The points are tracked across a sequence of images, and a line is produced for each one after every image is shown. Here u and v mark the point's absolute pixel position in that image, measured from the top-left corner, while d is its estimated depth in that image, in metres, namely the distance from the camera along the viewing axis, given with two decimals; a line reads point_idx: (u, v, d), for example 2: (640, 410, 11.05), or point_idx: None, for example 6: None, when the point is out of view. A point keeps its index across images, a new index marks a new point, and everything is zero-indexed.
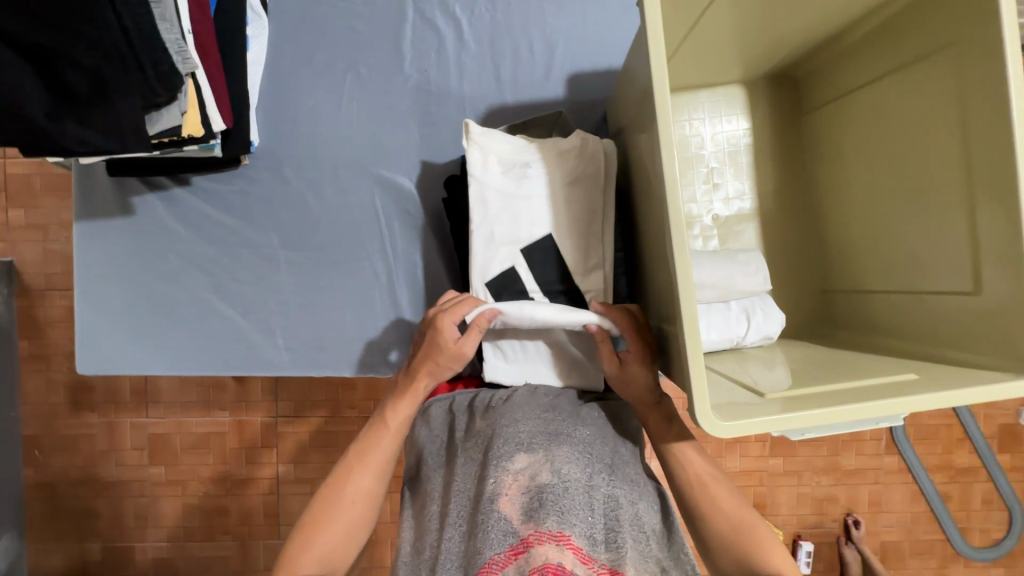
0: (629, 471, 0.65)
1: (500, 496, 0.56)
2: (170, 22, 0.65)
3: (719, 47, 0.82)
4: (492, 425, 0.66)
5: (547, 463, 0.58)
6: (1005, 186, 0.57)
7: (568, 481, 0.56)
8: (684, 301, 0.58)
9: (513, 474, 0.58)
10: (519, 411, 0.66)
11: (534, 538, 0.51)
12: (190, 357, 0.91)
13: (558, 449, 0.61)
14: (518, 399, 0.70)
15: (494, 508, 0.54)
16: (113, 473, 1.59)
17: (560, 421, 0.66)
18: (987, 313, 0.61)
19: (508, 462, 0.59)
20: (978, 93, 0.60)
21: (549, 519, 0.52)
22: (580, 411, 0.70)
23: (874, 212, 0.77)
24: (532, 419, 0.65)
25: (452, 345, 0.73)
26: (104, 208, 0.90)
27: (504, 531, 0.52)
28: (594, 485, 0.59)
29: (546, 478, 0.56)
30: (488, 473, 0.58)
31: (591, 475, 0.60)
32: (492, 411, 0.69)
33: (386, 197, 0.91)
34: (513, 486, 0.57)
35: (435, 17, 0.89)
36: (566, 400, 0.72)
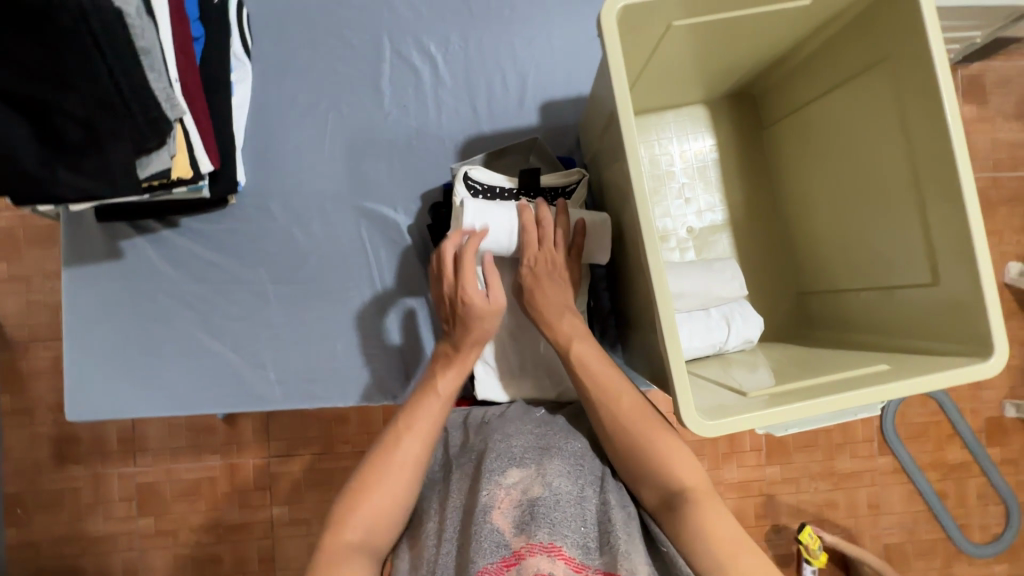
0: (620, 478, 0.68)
1: (493, 509, 0.58)
2: (159, 72, 0.67)
3: (680, 73, 0.87)
4: (485, 439, 0.67)
5: (539, 476, 0.60)
6: (951, 183, 0.62)
7: (559, 494, 0.59)
8: (662, 308, 0.61)
9: (505, 489, 0.60)
10: (512, 427, 0.67)
11: (525, 550, 0.54)
12: (183, 397, 0.91)
13: (550, 461, 0.63)
14: (511, 416, 0.71)
15: (486, 520, 0.57)
16: (100, 527, 1.55)
17: (552, 434, 0.67)
18: (949, 304, 0.65)
19: (501, 475, 0.61)
20: (916, 102, 0.65)
21: (540, 531, 0.55)
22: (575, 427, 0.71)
23: (836, 216, 0.82)
24: (526, 435, 0.66)
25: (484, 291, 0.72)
26: (92, 253, 0.91)
27: (496, 542, 0.55)
28: (584, 495, 0.61)
29: (537, 492, 0.59)
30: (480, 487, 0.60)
31: (583, 486, 0.62)
32: (485, 427, 0.70)
33: (372, 227, 0.93)
34: (506, 500, 0.59)
35: (411, 56, 0.94)
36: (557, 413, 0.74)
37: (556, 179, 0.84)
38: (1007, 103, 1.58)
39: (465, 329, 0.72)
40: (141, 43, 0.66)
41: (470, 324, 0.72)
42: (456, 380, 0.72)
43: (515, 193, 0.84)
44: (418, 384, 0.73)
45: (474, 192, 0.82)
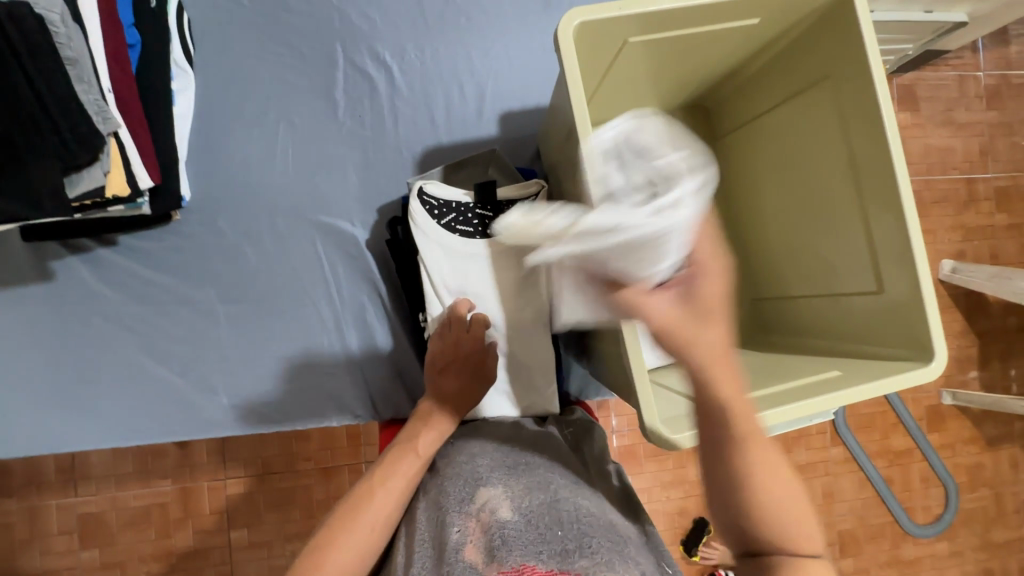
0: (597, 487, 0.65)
1: (465, 544, 0.56)
2: (88, 82, 0.63)
3: (635, 86, 0.88)
4: (450, 467, 0.68)
5: (505, 497, 0.60)
6: (891, 196, 0.65)
7: (529, 512, 0.57)
8: (624, 323, 0.61)
9: (474, 517, 0.58)
10: (476, 448, 0.70)
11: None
12: (125, 426, 0.86)
13: (516, 481, 0.63)
14: (473, 438, 0.74)
15: (457, 557, 0.54)
16: (38, 564, 1.44)
17: (517, 455, 0.69)
18: (893, 311, 0.68)
19: (467, 505, 0.60)
20: (858, 117, 0.68)
21: (511, 556, 0.52)
22: (540, 438, 0.74)
23: (788, 225, 0.85)
24: (490, 456, 0.68)
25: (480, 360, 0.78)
26: (18, 276, 0.84)
27: (467, 573, 0.52)
28: (557, 504, 0.59)
29: (505, 513, 0.57)
30: (450, 522, 0.59)
31: (555, 497, 0.60)
32: (453, 456, 0.71)
33: (328, 242, 0.90)
34: (475, 529, 0.57)
35: (365, 65, 0.91)
36: (524, 428, 0.77)
37: (513, 192, 0.84)
38: (937, 110, 1.69)
39: (451, 395, 0.76)
40: (67, 52, 0.61)
41: (457, 389, 0.76)
42: (436, 439, 0.71)
43: (472, 207, 0.82)
44: (395, 441, 0.72)
45: (429, 209, 0.81)
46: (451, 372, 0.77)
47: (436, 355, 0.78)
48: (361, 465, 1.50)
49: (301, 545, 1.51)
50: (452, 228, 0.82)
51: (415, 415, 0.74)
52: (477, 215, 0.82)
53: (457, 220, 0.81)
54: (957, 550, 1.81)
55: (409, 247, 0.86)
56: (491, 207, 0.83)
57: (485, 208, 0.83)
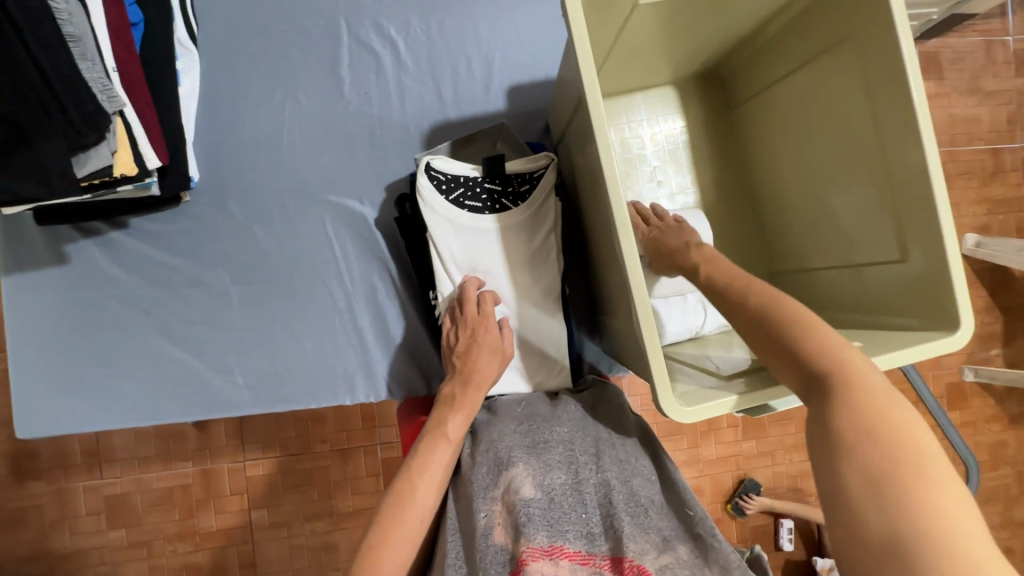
0: (618, 451, 0.65)
1: (493, 528, 0.57)
2: (91, 61, 0.62)
3: (647, 53, 0.85)
4: (474, 453, 0.67)
5: (529, 477, 0.59)
6: (916, 159, 0.62)
7: (552, 492, 0.58)
8: (636, 293, 0.60)
9: (499, 500, 0.59)
10: (496, 432, 0.67)
11: (526, 556, 0.52)
12: (144, 407, 0.87)
13: (539, 459, 0.62)
14: (493, 420, 0.71)
15: (486, 541, 0.56)
16: (68, 543, 1.48)
17: (538, 429, 0.66)
18: (917, 279, 0.65)
19: (492, 489, 0.61)
20: (881, 78, 0.65)
21: (538, 535, 0.53)
22: (558, 410, 0.71)
23: (808, 195, 0.82)
24: (511, 435, 0.66)
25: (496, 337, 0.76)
26: (34, 260, 0.84)
27: (501, 561, 0.54)
28: (581, 480, 0.60)
29: (528, 493, 0.58)
30: (476, 506, 0.60)
31: (577, 471, 0.61)
32: (474, 432, 0.70)
33: (337, 221, 0.90)
34: (501, 512, 0.58)
35: (370, 41, 0.90)
36: (542, 403, 0.74)
37: (523, 165, 0.82)
38: (962, 79, 1.62)
39: (470, 368, 0.73)
40: (68, 29, 0.60)
41: (475, 361, 0.74)
42: (465, 422, 0.69)
43: (480, 181, 0.81)
44: (424, 427, 0.69)
45: (437, 183, 0.80)
46: (469, 351, 0.75)
47: (450, 338, 0.78)
48: (376, 446, 1.52)
49: (320, 525, 1.54)
50: (461, 203, 0.80)
51: (437, 403, 0.72)
52: (486, 189, 0.81)
53: (465, 196, 0.80)
54: None
55: (418, 225, 0.85)
56: (500, 180, 0.81)
57: (494, 181, 0.81)
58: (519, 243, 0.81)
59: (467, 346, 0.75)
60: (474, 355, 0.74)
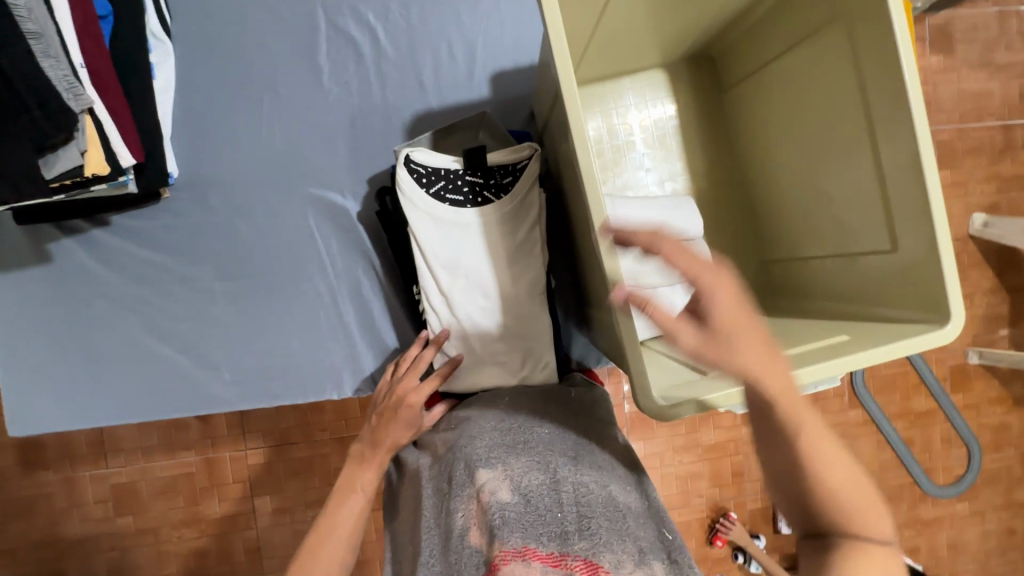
0: (596, 459, 0.65)
1: (469, 529, 0.56)
2: (55, 57, 0.61)
3: (633, 36, 0.82)
4: (453, 451, 0.66)
5: (505, 477, 0.59)
6: (907, 145, 0.60)
7: (528, 492, 0.57)
8: (614, 289, 0.59)
9: (475, 500, 0.58)
10: (474, 431, 0.67)
11: (499, 559, 0.50)
12: (135, 403, 0.88)
13: (516, 459, 0.62)
14: (474, 417, 0.71)
15: (462, 542, 0.55)
16: (78, 529, 1.52)
17: (517, 430, 0.67)
18: (908, 270, 0.64)
19: (469, 488, 0.60)
20: (871, 60, 0.62)
21: (512, 537, 0.51)
22: (541, 414, 0.71)
23: (800, 183, 0.79)
24: (489, 434, 0.66)
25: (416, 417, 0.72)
26: (18, 258, 0.84)
27: (476, 563, 0.52)
28: (558, 482, 0.59)
29: (504, 495, 0.56)
30: (453, 507, 0.59)
31: (555, 474, 0.60)
32: (453, 433, 0.71)
33: (320, 215, 0.89)
34: (477, 512, 0.57)
35: (349, 28, 0.87)
36: (525, 404, 0.74)
37: (506, 156, 0.80)
38: (973, 52, 1.56)
39: (382, 436, 0.72)
40: (28, 26, 0.58)
41: (387, 431, 0.72)
42: (377, 475, 0.71)
43: (462, 174, 0.79)
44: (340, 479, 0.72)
45: (418, 176, 0.79)
46: (384, 416, 0.73)
47: (380, 395, 0.77)
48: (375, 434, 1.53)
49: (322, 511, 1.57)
50: (442, 196, 0.79)
51: (348, 456, 0.74)
52: (468, 183, 0.79)
53: (447, 189, 0.78)
54: (978, 510, 1.79)
55: (400, 218, 0.83)
56: (482, 173, 0.79)
57: (476, 174, 0.79)
58: (503, 237, 0.79)
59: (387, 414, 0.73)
60: (389, 424, 0.72)
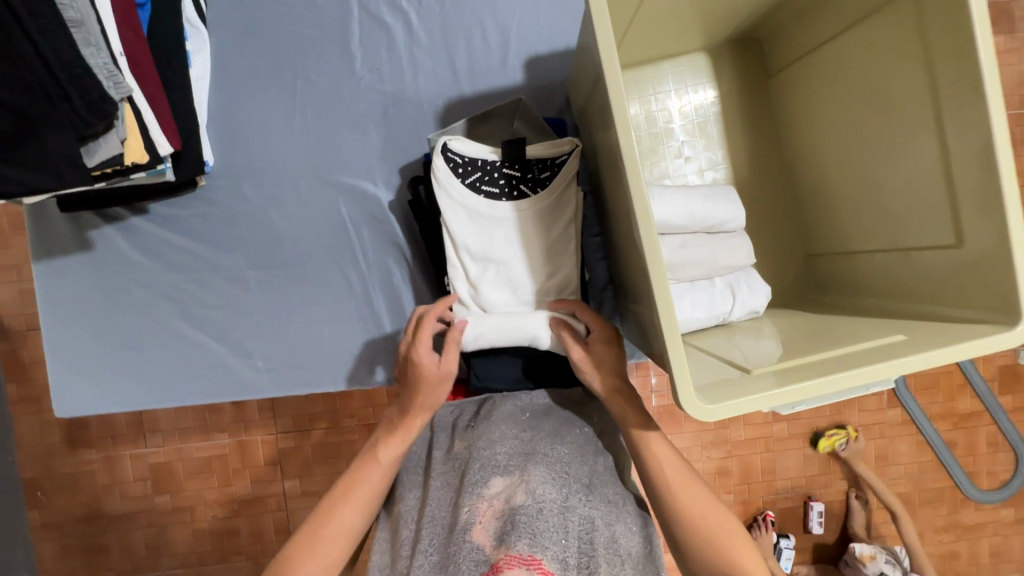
0: (608, 491, 0.64)
1: (474, 524, 0.55)
2: (96, 46, 0.61)
3: (676, 18, 0.79)
4: (470, 449, 0.65)
5: (522, 483, 0.57)
6: (980, 132, 0.55)
7: (543, 502, 0.55)
8: (657, 283, 0.56)
9: (488, 500, 0.57)
10: (496, 434, 0.65)
11: (504, 562, 0.49)
12: (171, 388, 0.89)
13: (535, 469, 0.59)
14: (495, 419, 0.69)
15: (467, 537, 0.53)
16: (119, 506, 1.58)
17: (538, 440, 0.65)
18: (976, 268, 0.59)
19: (483, 487, 0.58)
20: (941, 40, 0.57)
21: (521, 543, 0.50)
22: (562, 428, 0.69)
23: (852, 173, 0.75)
24: (510, 440, 0.64)
25: (436, 369, 0.70)
26: (61, 245, 0.86)
27: (476, 560, 0.51)
28: (570, 505, 0.58)
29: (520, 500, 0.55)
30: (463, 501, 0.58)
31: (568, 495, 0.59)
32: (471, 432, 0.69)
33: (351, 204, 0.88)
34: (488, 512, 0.56)
35: (381, 13, 0.86)
36: (544, 418, 0.71)
37: (544, 150, 0.79)
38: None
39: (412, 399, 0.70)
40: (70, 14, 0.58)
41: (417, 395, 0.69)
42: (402, 448, 0.68)
43: (498, 166, 0.78)
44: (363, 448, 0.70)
45: (453, 166, 0.77)
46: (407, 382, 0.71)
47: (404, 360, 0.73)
48: None
49: None
50: (477, 188, 0.78)
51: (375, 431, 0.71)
52: (503, 174, 0.78)
53: (482, 179, 0.77)
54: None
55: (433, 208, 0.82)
56: (519, 165, 0.78)
57: (513, 167, 0.78)
58: (538, 231, 0.77)
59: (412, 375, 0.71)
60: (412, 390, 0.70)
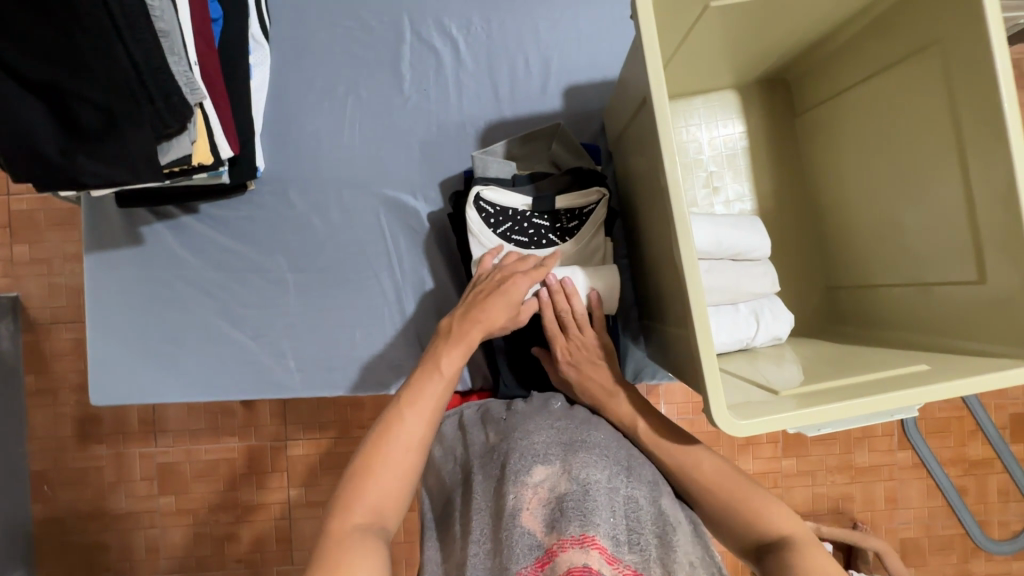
0: (647, 471, 0.66)
1: (522, 510, 0.58)
2: (178, 54, 0.66)
3: (713, 57, 0.83)
4: (507, 441, 0.68)
5: (564, 471, 0.60)
6: (1002, 174, 0.59)
7: (588, 486, 0.58)
8: (693, 302, 0.59)
9: (533, 487, 0.60)
10: (531, 425, 0.68)
11: (557, 547, 0.53)
12: (204, 383, 0.92)
13: (574, 457, 0.62)
14: (532, 413, 0.72)
15: (516, 523, 0.57)
16: (123, 505, 1.58)
17: (574, 429, 0.68)
18: (997, 302, 0.62)
19: (526, 475, 0.61)
20: (967, 86, 0.61)
21: (571, 526, 0.54)
22: (594, 420, 0.72)
23: (876, 209, 0.78)
24: (547, 431, 0.67)
25: (512, 284, 0.74)
26: (112, 239, 0.90)
27: (529, 545, 0.55)
28: (613, 486, 0.61)
29: (565, 487, 0.59)
30: (507, 488, 0.61)
31: (611, 477, 0.62)
32: (505, 428, 0.72)
33: (391, 214, 0.92)
34: (533, 499, 0.59)
35: (432, 38, 0.91)
36: (575, 409, 0.74)
37: (574, 200, 0.82)
38: None
39: (480, 309, 0.74)
40: (160, 25, 0.64)
41: (484, 306, 0.74)
42: (461, 360, 0.72)
43: (529, 215, 0.83)
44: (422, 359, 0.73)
45: (486, 216, 0.82)
46: (482, 295, 0.75)
47: (478, 281, 0.79)
48: None
49: None
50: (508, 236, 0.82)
51: (438, 333, 0.75)
52: (534, 223, 0.83)
53: (514, 229, 0.82)
54: None
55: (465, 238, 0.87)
56: (549, 215, 0.83)
57: (543, 216, 0.83)
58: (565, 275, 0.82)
59: (486, 288, 0.75)
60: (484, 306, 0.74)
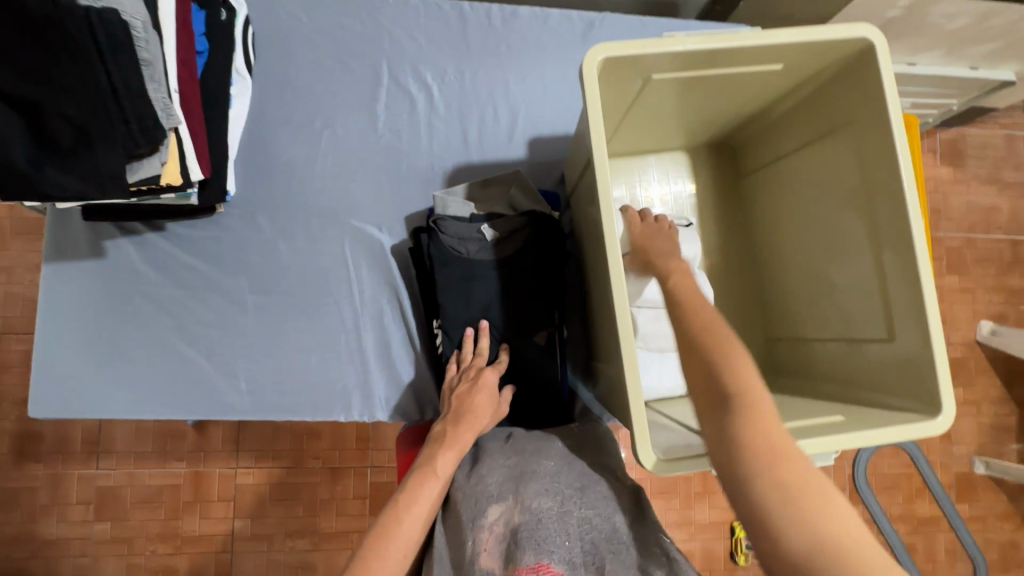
0: (599, 488, 0.73)
1: (480, 552, 0.65)
2: (158, 82, 0.71)
3: (664, 122, 0.91)
4: (463, 487, 0.72)
5: (517, 506, 0.67)
6: (905, 242, 0.65)
7: (539, 515, 0.66)
8: (627, 354, 0.64)
9: (488, 529, 0.66)
10: (485, 467, 0.73)
11: None
12: (151, 400, 0.91)
13: (525, 488, 0.69)
14: (487, 452, 0.77)
15: (476, 566, 0.63)
16: (54, 530, 1.50)
17: (524, 461, 0.74)
18: (903, 360, 0.67)
19: (480, 518, 0.67)
20: (876, 164, 0.69)
21: (527, 557, 0.61)
22: (544, 446, 0.77)
23: (808, 266, 0.84)
24: (498, 470, 0.73)
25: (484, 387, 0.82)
26: (74, 251, 0.91)
27: None
28: (566, 511, 0.68)
29: (518, 519, 0.66)
30: (465, 535, 0.66)
31: (564, 502, 0.69)
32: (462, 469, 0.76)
33: (356, 244, 0.95)
34: (490, 539, 0.66)
35: (407, 84, 0.98)
36: (529, 440, 0.79)
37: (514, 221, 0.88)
38: (982, 168, 1.65)
39: (465, 409, 0.79)
40: (143, 54, 0.69)
41: (471, 408, 0.79)
42: (454, 458, 0.73)
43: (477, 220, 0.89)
44: (414, 466, 0.73)
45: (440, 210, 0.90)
46: (459, 407, 0.79)
47: (452, 382, 0.85)
48: (367, 468, 1.53)
49: (299, 543, 1.53)
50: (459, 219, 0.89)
51: (428, 441, 0.76)
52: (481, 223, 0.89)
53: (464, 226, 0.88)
54: None
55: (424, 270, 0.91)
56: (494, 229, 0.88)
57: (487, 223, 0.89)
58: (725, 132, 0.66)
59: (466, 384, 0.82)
60: (466, 413, 0.78)
